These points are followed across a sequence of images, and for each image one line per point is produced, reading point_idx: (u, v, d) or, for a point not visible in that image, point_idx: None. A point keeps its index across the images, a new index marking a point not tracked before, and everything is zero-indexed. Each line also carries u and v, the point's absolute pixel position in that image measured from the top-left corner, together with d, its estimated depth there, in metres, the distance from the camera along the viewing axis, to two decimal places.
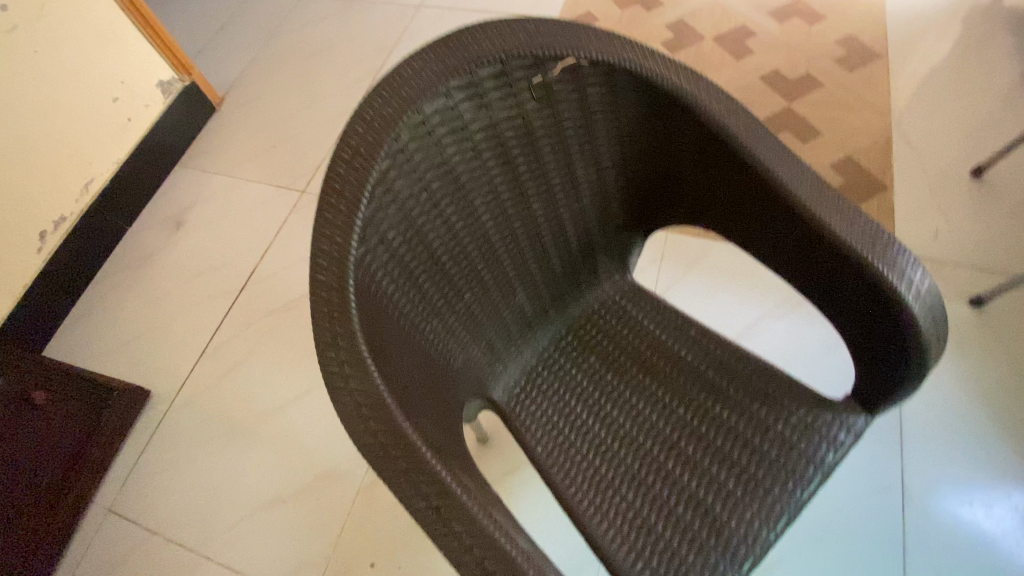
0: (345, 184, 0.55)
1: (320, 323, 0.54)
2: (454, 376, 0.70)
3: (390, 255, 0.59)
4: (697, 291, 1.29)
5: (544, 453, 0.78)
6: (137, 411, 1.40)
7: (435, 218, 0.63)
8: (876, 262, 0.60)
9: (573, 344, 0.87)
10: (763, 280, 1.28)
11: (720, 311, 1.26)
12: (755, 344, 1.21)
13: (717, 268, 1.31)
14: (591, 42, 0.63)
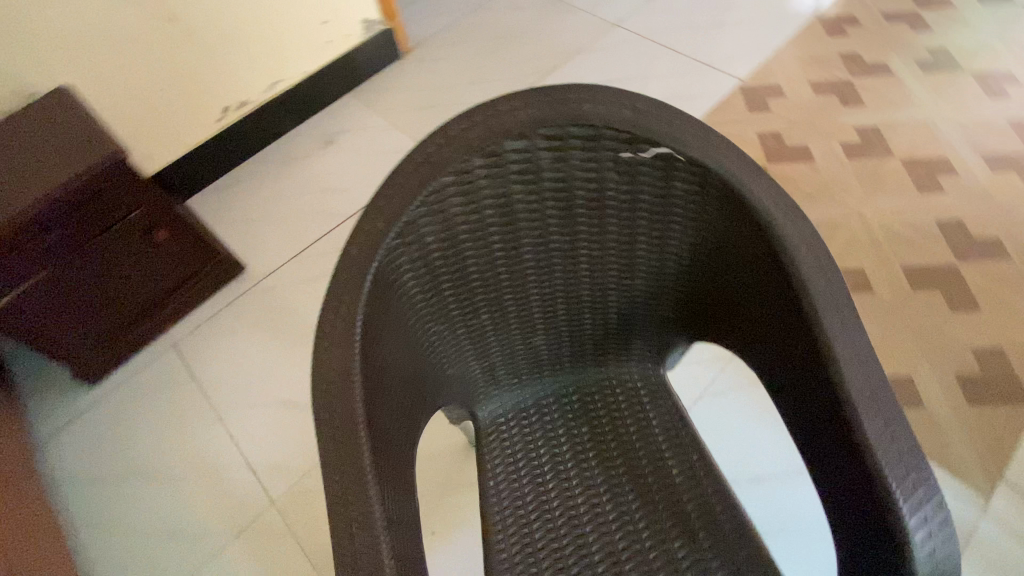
0: (408, 181, 0.60)
1: (335, 286, 0.60)
2: (440, 381, 0.74)
3: (421, 256, 0.64)
4: (742, 413, 1.19)
5: (493, 488, 0.80)
6: (227, 279, 1.65)
7: (477, 241, 0.66)
8: (896, 488, 0.53)
9: (573, 406, 0.86)
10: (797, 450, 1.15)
11: (734, 452, 1.15)
12: (766, 499, 1.10)
13: (759, 410, 1.19)
14: (697, 141, 0.61)
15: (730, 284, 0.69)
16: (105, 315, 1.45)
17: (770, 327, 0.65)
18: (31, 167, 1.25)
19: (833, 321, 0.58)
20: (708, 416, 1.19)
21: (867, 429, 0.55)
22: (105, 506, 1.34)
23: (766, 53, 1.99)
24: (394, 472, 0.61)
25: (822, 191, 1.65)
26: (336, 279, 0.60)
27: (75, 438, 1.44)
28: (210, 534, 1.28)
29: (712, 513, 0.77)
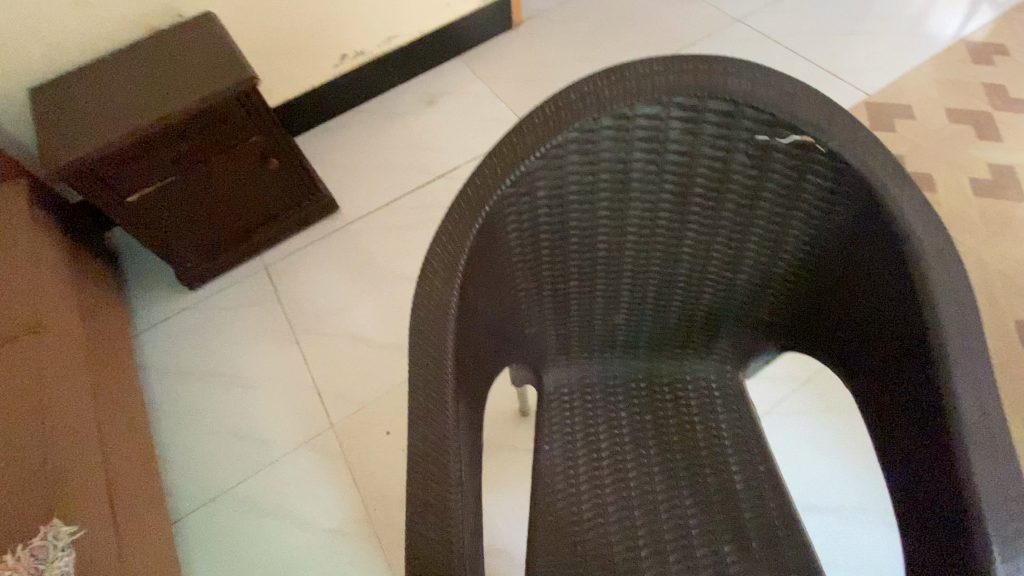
0: (531, 133, 0.61)
1: (446, 223, 0.62)
2: (518, 337, 0.76)
3: (529, 209, 0.65)
4: (807, 438, 1.13)
5: (549, 451, 0.82)
6: (321, 216, 1.74)
7: (585, 204, 0.66)
8: (993, 538, 0.48)
9: (641, 392, 0.85)
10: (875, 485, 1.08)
11: (805, 478, 1.10)
12: (816, 529, 1.05)
13: (835, 438, 1.13)
14: (840, 133, 0.57)
15: (841, 294, 0.65)
16: (211, 229, 1.58)
17: (879, 345, 0.61)
18: (173, 84, 1.38)
19: (961, 352, 0.53)
20: (770, 433, 1.14)
21: (974, 469, 0.50)
22: (185, 399, 1.48)
23: (900, 69, 1.83)
24: (469, 414, 0.63)
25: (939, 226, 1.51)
26: (447, 218, 0.62)
27: (169, 334, 1.59)
28: (270, 442, 1.39)
29: (770, 528, 0.74)
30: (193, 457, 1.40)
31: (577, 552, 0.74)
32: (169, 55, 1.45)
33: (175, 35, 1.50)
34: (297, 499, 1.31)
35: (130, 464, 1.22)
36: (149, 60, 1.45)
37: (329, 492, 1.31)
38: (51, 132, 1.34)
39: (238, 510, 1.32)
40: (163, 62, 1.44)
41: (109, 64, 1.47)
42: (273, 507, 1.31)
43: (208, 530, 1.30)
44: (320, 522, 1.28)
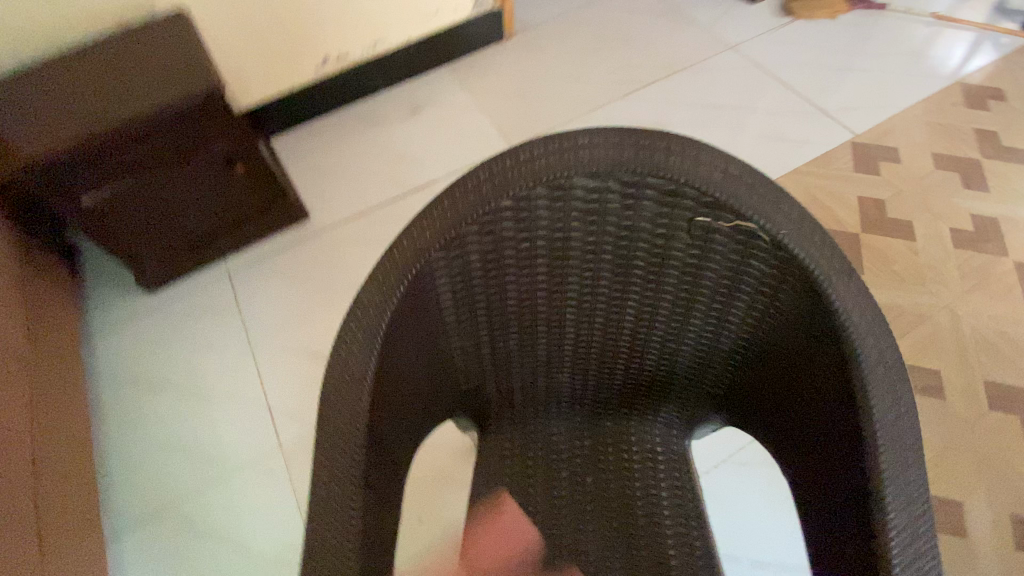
0: (465, 195, 0.57)
1: (370, 284, 0.58)
2: (452, 395, 0.72)
3: (461, 272, 0.61)
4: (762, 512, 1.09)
5: (482, 513, 0.78)
6: (291, 224, 1.70)
7: (522, 271, 0.63)
8: None
9: (584, 451, 0.82)
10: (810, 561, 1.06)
11: (741, 536, 1.08)
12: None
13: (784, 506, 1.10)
14: (784, 222, 0.54)
15: (783, 379, 0.62)
16: (171, 232, 1.52)
17: (816, 439, 0.59)
18: (134, 87, 1.33)
19: (889, 464, 0.51)
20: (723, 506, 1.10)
21: None
22: (135, 407, 1.44)
23: (890, 111, 1.80)
24: (383, 487, 0.59)
25: (914, 276, 1.49)
26: (371, 278, 0.58)
27: (123, 337, 1.54)
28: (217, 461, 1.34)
29: None
30: (135, 472, 1.35)
31: None
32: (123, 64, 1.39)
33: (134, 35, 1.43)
34: (240, 523, 1.27)
35: (66, 480, 1.17)
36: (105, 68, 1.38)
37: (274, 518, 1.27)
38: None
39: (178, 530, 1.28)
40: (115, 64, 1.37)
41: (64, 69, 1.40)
42: (214, 529, 1.27)
43: (145, 550, 1.26)
44: (260, 549, 1.24)
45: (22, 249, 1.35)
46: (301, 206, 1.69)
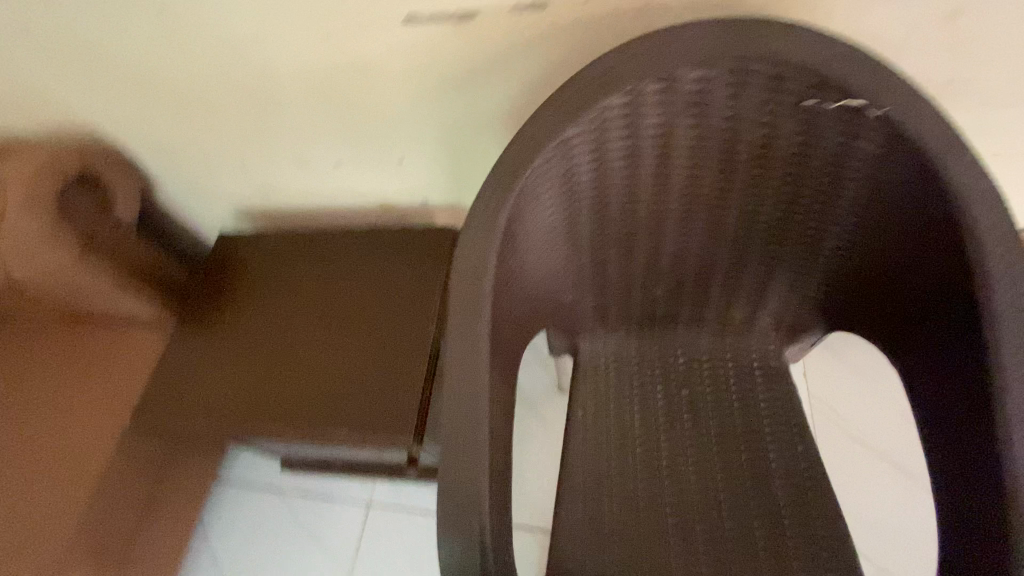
0: (572, 96, 0.61)
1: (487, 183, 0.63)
2: (556, 304, 0.79)
3: (568, 173, 0.66)
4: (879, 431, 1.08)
5: (581, 417, 0.84)
6: (274, 180, 1.06)
7: (626, 177, 0.68)
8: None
9: (678, 369, 0.85)
10: (897, 435, 1.07)
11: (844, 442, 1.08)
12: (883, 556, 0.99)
13: (861, 402, 1.10)
14: (895, 95, 0.55)
15: (894, 266, 0.64)
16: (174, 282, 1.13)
17: (930, 318, 0.61)
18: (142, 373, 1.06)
19: (1007, 328, 0.52)
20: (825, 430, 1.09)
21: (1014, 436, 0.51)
22: None
23: None
24: (504, 366, 0.66)
25: None
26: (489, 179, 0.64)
27: None
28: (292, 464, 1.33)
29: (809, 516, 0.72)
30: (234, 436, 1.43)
31: (601, 519, 0.76)
32: (366, 291, 0.97)
33: (374, 237, 1.03)
34: (322, 518, 1.30)
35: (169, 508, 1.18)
36: (329, 315, 0.97)
37: (356, 535, 1.26)
38: (194, 399, 0.95)
39: (265, 501, 1.34)
40: (362, 338, 0.93)
41: (252, 245, 1.09)
42: (301, 517, 1.30)
43: (239, 517, 1.33)
44: (347, 497, 1.31)
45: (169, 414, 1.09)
46: (290, 175, 1.04)
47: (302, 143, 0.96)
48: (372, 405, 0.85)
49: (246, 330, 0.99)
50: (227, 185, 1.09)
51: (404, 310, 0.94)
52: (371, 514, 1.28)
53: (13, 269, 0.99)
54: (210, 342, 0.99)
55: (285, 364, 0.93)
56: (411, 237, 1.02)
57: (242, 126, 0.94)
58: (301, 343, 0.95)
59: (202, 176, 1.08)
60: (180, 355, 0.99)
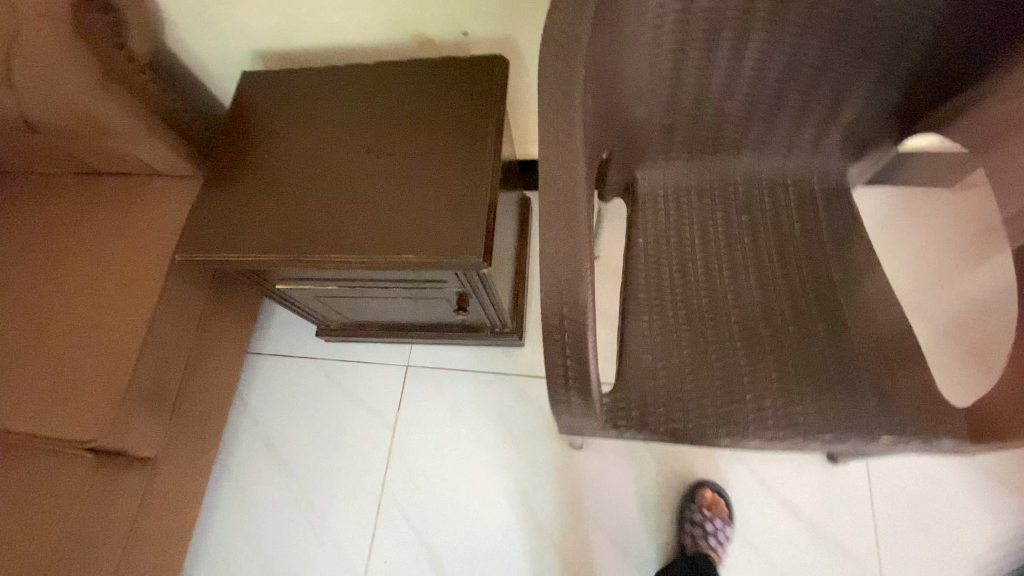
0: None
1: None
2: (629, 119, 0.77)
3: None
4: (935, 253, 1.18)
5: (643, 244, 0.84)
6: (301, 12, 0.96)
7: None
8: None
9: (738, 195, 0.86)
10: (961, 236, 1.19)
11: (922, 263, 1.18)
12: (950, 357, 1.10)
13: (923, 223, 1.21)
14: None
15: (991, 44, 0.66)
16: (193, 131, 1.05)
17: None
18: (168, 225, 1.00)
19: None
20: (889, 262, 1.19)
21: None
22: None
23: None
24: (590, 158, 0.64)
25: None
26: None
27: None
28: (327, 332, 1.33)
29: (874, 316, 0.75)
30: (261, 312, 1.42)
31: (669, 331, 0.78)
32: (410, 121, 0.92)
33: (419, 69, 0.96)
34: (361, 381, 1.32)
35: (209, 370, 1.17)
36: (378, 147, 0.90)
37: (397, 393, 1.30)
38: (233, 237, 0.88)
39: (301, 367, 1.35)
40: (416, 166, 0.87)
41: (275, 86, 1.01)
42: (340, 382, 1.33)
43: (275, 384, 1.34)
44: (385, 361, 1.33)
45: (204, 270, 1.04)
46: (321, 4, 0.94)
47: None
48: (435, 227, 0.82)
49: (287, 168, 0.92)
50: (247, 21, 0.99)
51: (454, 137, 0.89)
52: (410, 377, 1.31)
53: (23, 101, 0.90)
54: (247, 183, 0.92)
55: (335, 195, 0.87)
56: (453, 66, 0.95)
57: None
58: (349, 176, 0.89)
59: (219, 9, 0.98)
60: (214, 197, 0.91)
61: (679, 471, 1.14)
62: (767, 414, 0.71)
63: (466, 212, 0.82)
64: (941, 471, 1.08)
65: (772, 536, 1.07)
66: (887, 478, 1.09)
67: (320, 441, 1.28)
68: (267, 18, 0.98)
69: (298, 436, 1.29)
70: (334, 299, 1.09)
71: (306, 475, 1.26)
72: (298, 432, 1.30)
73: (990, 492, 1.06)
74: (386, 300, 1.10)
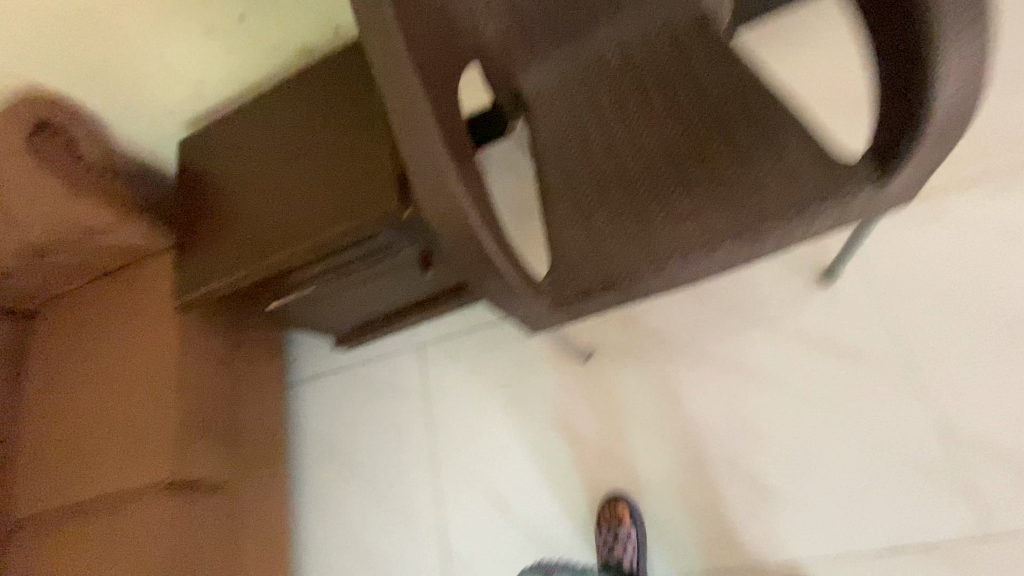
0: None
1: None
2: (475, 38, 0.84)
3: None
4: (836, 42, 1.14)
5: (542, 141, 0.89)
6: (199, 67, 1.12)
7: None
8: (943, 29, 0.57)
9: (613, 62, 0.89)
10: (837, 25, 1.14)
11: (839, 75, 1.12)
12: (853, 128, 1.09)
13: (813, 43, 1.15)
14: None
15: None
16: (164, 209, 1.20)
17: None
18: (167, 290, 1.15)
19: None
20: (792, 77, 1.15)
21: None
22: None
23: None
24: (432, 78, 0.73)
25: None
26: None
27: None
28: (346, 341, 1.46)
29: (764, 116, 0.76)
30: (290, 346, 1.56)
31: (582, 205, 0.82)
32: (317, 124, 1.02)
33: (313, 78, 1.08)
34: (389, 374, 1.43)
35: None
36: (300, 155, 1.02)
37: (422, 372, 1.39)
38: (217, 269, 1.04)
39: (333, 381, 1.48)
40: (330, 155, 0.98)
41: (213, 142, 1.15)
42: (371, 382, 1.44)
43: (318, 404, 1.48)
44: (401, 350, 1.43)
45: (217, 319, 1.19)
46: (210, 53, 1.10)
47: (199, 7, 1.01)
48: (359, 199, 0.91)
49: (238, 205, 1.05)
50: (164, 97, 1.15)
51: (353, 119, 0.98)
52: (427, 354, 1.40)
53: (25, 232, 1.08)
54: (212, 229, 1.07)
55: (277, 208, 1.00)
56: (340, 62, 1.05)
57: (139, 18, 1.00)
58: (283, 188, 1.01)
59: (138, 99, 1.13)
60: (198, 248, 1.08)
61: (688, 345, 1.16)
62: (688, 240, 0.74)
63: (378, 174, 0.91)
64: (944, 246, 1.04)
65: (789, 371, 1.08)
66: (891, 275, 1.06)
67: (370, 437, 1.40)
68: (180, 89, 1.15)
69: (352, 440, 1.42)
70: (324, 304, 1.20)
71: (370, 469, 1.37)
72: (350, 437, 1.42)
73: (995, 248, 1.02)
74: (370, 291, 1.20)
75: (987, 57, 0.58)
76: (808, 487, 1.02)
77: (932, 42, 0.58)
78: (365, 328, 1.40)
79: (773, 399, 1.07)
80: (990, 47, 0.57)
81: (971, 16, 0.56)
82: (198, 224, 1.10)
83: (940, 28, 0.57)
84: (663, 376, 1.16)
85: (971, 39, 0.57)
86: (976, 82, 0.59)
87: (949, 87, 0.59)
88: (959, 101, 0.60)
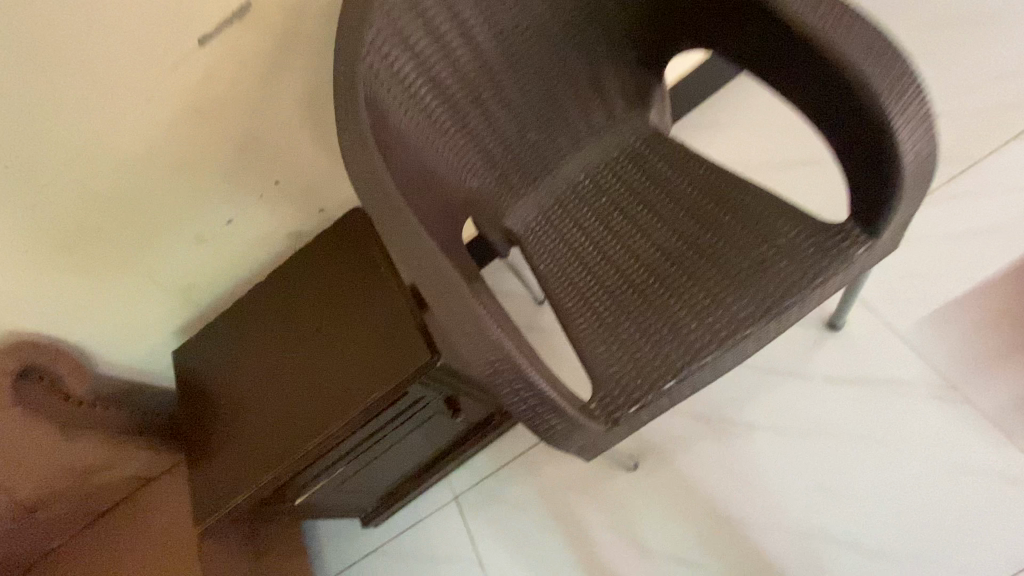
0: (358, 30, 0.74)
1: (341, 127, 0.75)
2: (466, 195, 0.90)
3: (401, 86, 0.80)
4: (746, 125, 1.31)
5: (545, 269, 0.93)
6: (184, 274, 1.12)
7: (444, 63, 0.82)
8: (892, 113, 0.67)
9: (588, 188, 0.97)
10: (738, 112, 1.33)
11: (769, 146, 1.27)
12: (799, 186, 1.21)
13: (730, 131, 1.32)
14: None
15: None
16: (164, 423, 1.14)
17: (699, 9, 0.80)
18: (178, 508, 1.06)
19: None
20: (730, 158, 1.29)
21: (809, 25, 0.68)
22: None
23: None
24: (444, 240, 0.77)
25: None
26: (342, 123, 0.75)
27: None
28: (372, 516, 1.34)
29: (741, 207, 0.85)
30: (307, 537, 1.41)
31: (604, 320, 0.85)
32: (321, 303, 1.04)
33: (305, 263, 1.13)
34: (425, 538, 1.30)
35: None
36: (309, 339, 1.01)
37: (461, 526, 1.28)
38: (236, 479, 0.96)
39: (366, 563, 1.33)
40: (342, 330, 0.98)
41: (211, 344, 1.14)
42: (407, 554, 1.31)
43: None
44: (432, 508, 1.32)
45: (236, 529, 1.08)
46: (195, 259, 1.11)
47: (184, 222, 1.05)
48: (383, 365, 0.91)
49: (249, 402, 1.01)
50: (149, 311, 1.13)
51: (357, 292, 1.01)
52: (461, 503, 1.30)
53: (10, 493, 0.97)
54: (225, 433, 1.01)
55: (296, 394, 0.97)
56: (335, 243, 1.11)
57: (124, 245, 1.02)
58: (298, 373, 0.99)
59: (123, 320, 1.11)
60: (210, 460, 1.01)
61: (727, 420, 1.15)
62: (719, 330, 0.77)
63: (397, 336, 0.92)
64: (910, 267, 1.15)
65: (830, 419, 1.09)
66: (888, 304, 1.14)
67: None
68: (165, 300, 1.14)
69: None
70: (351, 482, 1.12)
71: None
72: None
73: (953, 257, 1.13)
74: (398, 454, 1.14)
75: (930, 124, 0.68)
76: (901, 531, 1.00)
77: (886, 124, 0.68)
78: (395, 495, 1.31)
79: (830, 449, 1.08)
80: (931, 115, 0.68)
81: (906, 99, 0.67)
82: (207, 432, 1.04)
83: (890, 113, 0.67)
84: (716, 455, 1.13)
85: (911, 115, 0.68)
86: (929, 145, 0.69)
87: (910, 153, 0.69)
88: (921, 158, 0.69)
